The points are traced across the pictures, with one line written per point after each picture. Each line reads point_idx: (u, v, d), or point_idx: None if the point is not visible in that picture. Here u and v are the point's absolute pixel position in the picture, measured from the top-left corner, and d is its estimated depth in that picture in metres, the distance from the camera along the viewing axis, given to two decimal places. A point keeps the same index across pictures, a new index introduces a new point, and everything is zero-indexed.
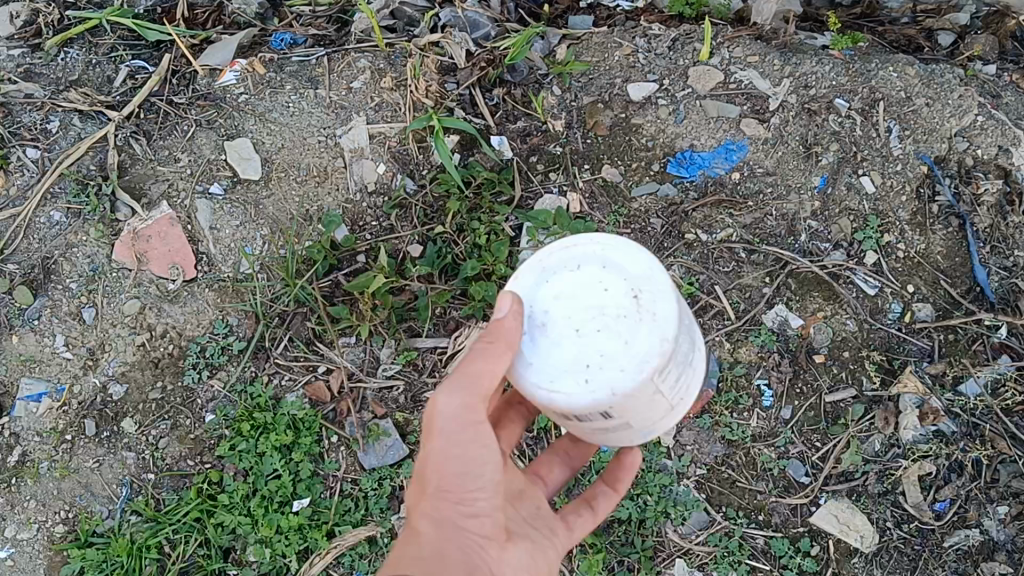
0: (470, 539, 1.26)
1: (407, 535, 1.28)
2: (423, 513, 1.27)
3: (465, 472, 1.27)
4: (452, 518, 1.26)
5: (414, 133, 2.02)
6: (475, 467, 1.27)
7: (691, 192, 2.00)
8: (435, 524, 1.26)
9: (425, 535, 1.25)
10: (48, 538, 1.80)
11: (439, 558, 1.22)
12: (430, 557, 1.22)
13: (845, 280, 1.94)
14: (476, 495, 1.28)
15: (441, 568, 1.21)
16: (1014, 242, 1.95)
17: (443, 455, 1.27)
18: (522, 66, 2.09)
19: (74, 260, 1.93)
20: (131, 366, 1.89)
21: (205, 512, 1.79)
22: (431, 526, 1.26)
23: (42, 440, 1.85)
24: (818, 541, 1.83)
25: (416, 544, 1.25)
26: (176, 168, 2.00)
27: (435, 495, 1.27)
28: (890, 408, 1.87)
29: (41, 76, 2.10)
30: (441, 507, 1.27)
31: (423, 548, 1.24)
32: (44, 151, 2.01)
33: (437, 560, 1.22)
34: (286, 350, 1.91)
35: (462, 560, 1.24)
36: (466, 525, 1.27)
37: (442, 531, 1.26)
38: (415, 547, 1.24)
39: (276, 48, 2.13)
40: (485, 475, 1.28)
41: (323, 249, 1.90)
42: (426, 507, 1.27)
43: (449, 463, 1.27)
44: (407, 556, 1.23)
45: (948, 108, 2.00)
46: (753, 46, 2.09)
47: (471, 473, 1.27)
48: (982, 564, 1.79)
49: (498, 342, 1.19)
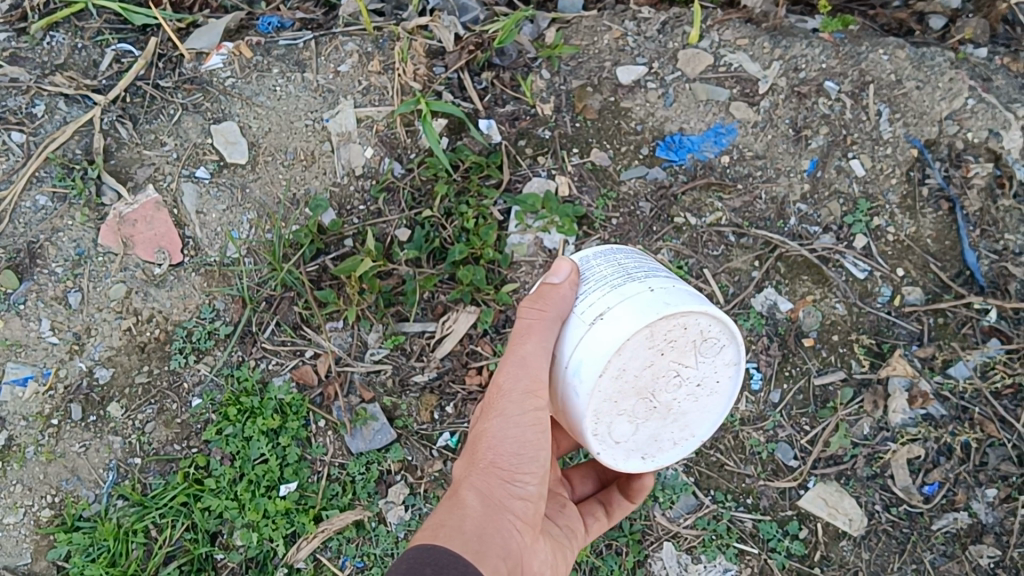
0: (513, 523, 1.29)
1: (449, 503, 1.29)
2: (472, 485, 1.29)
3: (520, 453, 1.31)
4: (500, 497, 1.29)
5: (402, 116, 2.00)
6: (531, 452, 1.31)
7: (681, 176, 1.98)
8: (482, 499, 1.28)
9: (471, 507, 1.27)
10: (34, 522, 1.80)
11: (484, 535, 1.23)
12: (471, 532, 1.23)
13: (834, 264, 1.93)
14: (527, 478, 1.32)
15: (480, 543, 1.22)
16: (1004, 226, 1.94)
17: (503, 433, 1.30)
18: (510, 50, 2.07)
19: (60, 244, 1.92)
20: (117, 351, 1.88)
21: (192, 496, 1.80)
22: (478, 501, 1.28)
23: (28, 425, 1.84)
24: (806, 524, 1.83)
25: (460, 515, 1.26)
26: (161, 152, 1.99)
27: (486, 470, 1.30)
28: (879, 391, 1.87)
29: (26, 60, 2.05)
30: (491, 481, 1.30)
31: (468, 521, 1.25)
32: (29, 134, 1.99)
33: (479, 536, 1.23)
34: (273, 334, 1.91)
35: (503, 543, 1.25)
36: (513, 506, 1.30)
37: (485, 507, 1.27)
38: (458, 518, 1.25)
39: (263, 32, 2.11)
40: (538, 462, 1.32)
41: (310, 234, 1.91)
42: (474, 481, 1.30)
43: (506, 443, 1.30)
44: (449, 525, 1.23)
45: (938, 91, 1.98)
46: (744, 29, 2.06)
47: (525, 458, 1.31)
48: (970, 547, 1.80)
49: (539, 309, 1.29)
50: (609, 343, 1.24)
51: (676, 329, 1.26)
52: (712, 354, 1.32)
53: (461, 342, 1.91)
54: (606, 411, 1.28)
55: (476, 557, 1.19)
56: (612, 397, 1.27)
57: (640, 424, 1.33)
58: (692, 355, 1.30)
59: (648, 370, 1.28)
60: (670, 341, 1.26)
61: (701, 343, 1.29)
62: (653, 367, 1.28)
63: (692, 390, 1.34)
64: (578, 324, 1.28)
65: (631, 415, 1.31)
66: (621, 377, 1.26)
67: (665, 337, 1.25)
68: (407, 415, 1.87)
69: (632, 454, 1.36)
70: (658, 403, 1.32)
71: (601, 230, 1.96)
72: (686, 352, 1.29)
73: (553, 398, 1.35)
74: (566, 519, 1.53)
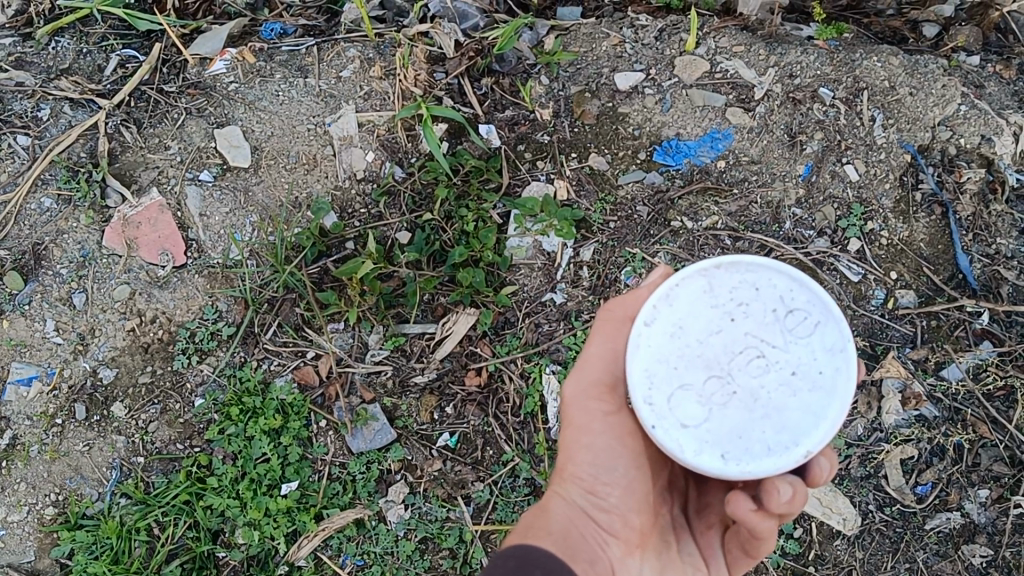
0: (599, 531, 1.34)
1: (540, 508, 1.38)
2: (559, 494, 1.36)
3: (595, 463, 1.34)
4: (584, 507, 1.35)
5: (403, 121, 2.04)
6: (608, 461, 1.34)
7: (677, 180, 2.01)
8: (567, 506, 1.35)
9: (556, 514, 1.34)
10: (38, 520, 1.83)
11: (569, 540, 1.31)
12: (556, 533, 1.32)
13: (829, 267, 1.95)
14: (608, 488, 1.34)
15: (565, 544, 1.30)
16: (997, 230, 1.98)
17: (577, 443, 1.36)
18: (509, 56, 2.10)
19: (65, 246, 1.95)
20: (121, 351, 1.91)
21: (195, 495, 1.83)
22: (564, 508, 1.35)
23: (32, 424, 1.87)
24: (801, 523, 1.86)
25: (545, 519, 1.34)
26: (165, 156, 2.01)
27: (569, 479, 1.36)
28: (873, 393, 1.89)
29: (32, 64, 2.10)
30: (575, 490, 1.36)
31: (553, 524, 1.33)
32: (34, 138, 2.03)
33: (561, 537, 1.31)
34: (275, 335, 1.93)
35: (585, 547, 1.32)
36: (598, 516, 1.34)
37: (571, 512, 1.34)
38: (544, 521, 1.34)
39: (266, 38, 2.14)
40: (617, 471, 1.34)
41: (312, 236, 1.93)
42: (563, 490, 1.36)
43: (582, 451, 1.35)
44: (536, 527, 1.34)
45: (931, 98, 2.01)
46: (739, 37, 2.10)
47: (604, 468, 1.34)
48: (963, 546, 1.83)
49: (619, 311, 1.36)
50: (657, 289, 1.24)
51: (739, 283, 1.23)
52: (810, 330, 1.21)
53: (460, 344, 1.93)
54: (663, 373, 1.22)
55: (563, 557, 1.28)
56: (671, 354, 1.22)
57: (712, 404, 1.20)
58: (776, 328, 1.21)
59: (719, 337, 1.21)
60: (738, 301, 1.22)
61: (785, 310, 1.22)
62: (719, 331, 1.22)
63: (785, 379, 1.20)
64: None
65: (698, 389, 1.21)
66: (682, 335, 1.22)
67: (730, 292, 1.23)
68: (407, 416, 1.89)
69: (706, 444, 1.20)
70: (737, 382, 1.20)
71: (599, 233, 1.98)
72: (764, 320, 1.21)
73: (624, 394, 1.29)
74: (705, 547, 1.47)
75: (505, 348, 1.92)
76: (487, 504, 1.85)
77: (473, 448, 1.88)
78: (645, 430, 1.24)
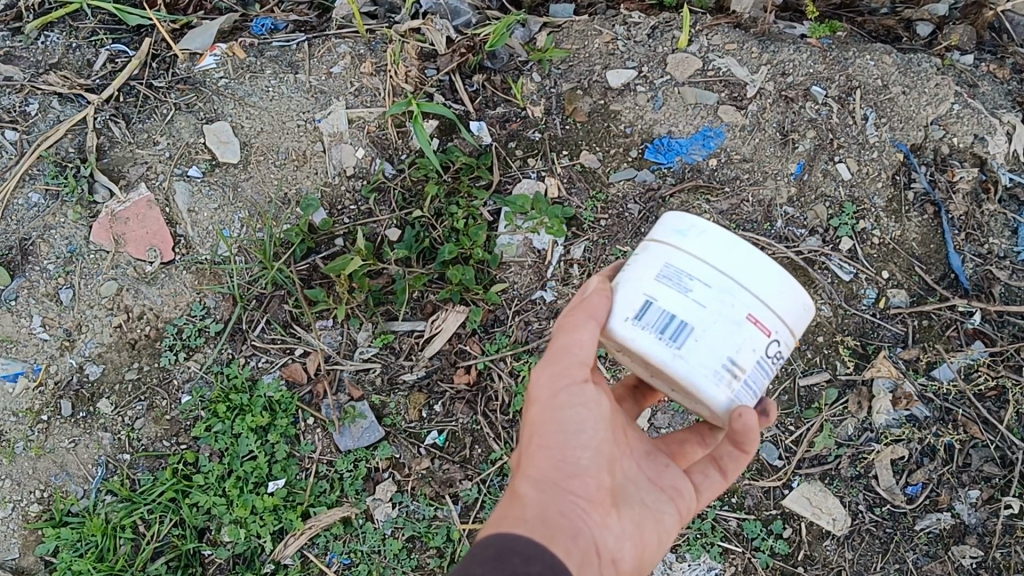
0: (575, 503, 1.28)
1: (511, 498, 1.30)
2: (527, 477, 1.30)
3: (567, 431, 1.30)
4: (557, 481, 1.28)
5: (393, 117, 2.03)
6: (580, 426, 1.30)
7: (668, 178, 2.00)
8: (538, 487, 1.28)
9: (529, 500, 1.27)
10: (23, 516, 1.82)
11: (548, 523, 1.24)
12: (533, 519, 1.24)
13: (820, 266, 1.94)
14: (579, 452, 1.30)
15: (546, 527, 1.23)
16: (988, 230, 1.98)
17: (543, 419, 1.31)
18: (501, 53, 2.10)
19: (52, 242, 1.94)
20: (108, 347, 1.90)
21: (181, 492, 1.81)
22: (536, 489, 1.28)
23: (18, 420, 1.86)
24: (790, 523, 1.84)
25: (520, 506, 1.27)
26: (154, 151, 2.00)
27: (538, 459, 1.30)
28: (863, 392, 1.88)
29: (21, 59, 2.10)
30: (546, 467, 1.30)
31: (527, 510, 1.25)
32: (23, 133, 2.02)
33: (541, 522, 1.24)
34: (263, 332, 1.93)
35: (568, 525, 1.25)
36: (573, 488, 1.28)
37: (544, 494, 1.28)
38: (518, 509, 1.26)
39: (257, 33, 2.14)
40: (590, 434, 1.30)
41: (301, 233, 1.92)
42: (531, 471, 1.30)
43: (550, 424, 1.30)
44: (512, 515, 1.26)
45: (924, 97, 2.01)
46: (732, 35, 2.09)
47: (573, 433, 1.30)
48: (953, 547, 1.81)
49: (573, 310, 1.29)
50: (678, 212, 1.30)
51: None
52: None
53: (450, 342, 1.92)
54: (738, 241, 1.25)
55: (545, 541, 1.21)
56: None
57: None
58: None
59: None
60: None
61: None
62: None
63: None
64: (642, 257, 1.29)
65: None
66: None
67: None
68: (395, 413, 1.88)
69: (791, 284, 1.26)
70: None
71: (590, 231, 1.97)
72: None
73: (711, 286, 1.20)
74: (671, 481, 1.44)
75: (494, 346, 1.91)
76: (475, 502, 1.84)
77: (461, 446, 1.87)
78: (764, 278, 1.21)
